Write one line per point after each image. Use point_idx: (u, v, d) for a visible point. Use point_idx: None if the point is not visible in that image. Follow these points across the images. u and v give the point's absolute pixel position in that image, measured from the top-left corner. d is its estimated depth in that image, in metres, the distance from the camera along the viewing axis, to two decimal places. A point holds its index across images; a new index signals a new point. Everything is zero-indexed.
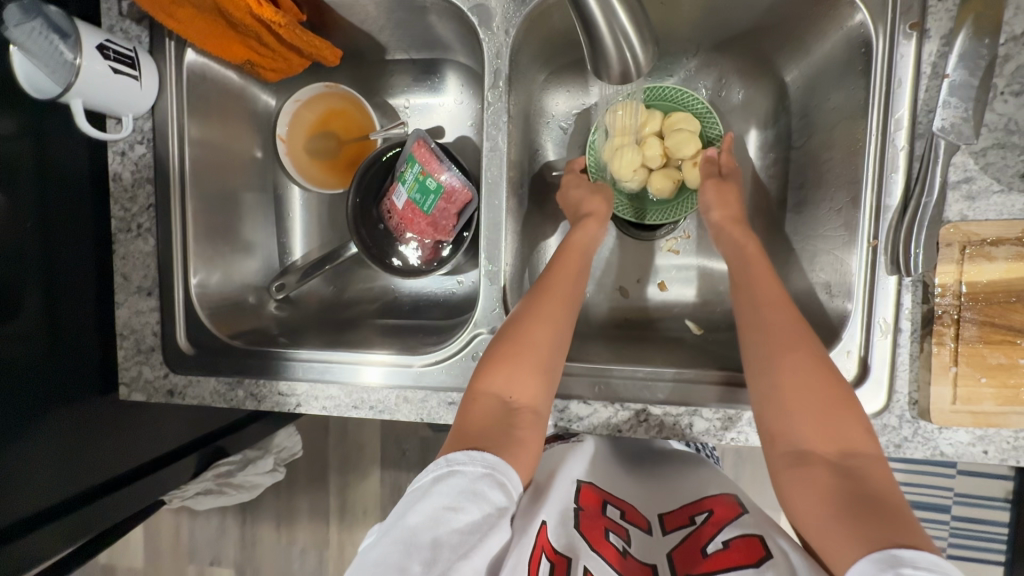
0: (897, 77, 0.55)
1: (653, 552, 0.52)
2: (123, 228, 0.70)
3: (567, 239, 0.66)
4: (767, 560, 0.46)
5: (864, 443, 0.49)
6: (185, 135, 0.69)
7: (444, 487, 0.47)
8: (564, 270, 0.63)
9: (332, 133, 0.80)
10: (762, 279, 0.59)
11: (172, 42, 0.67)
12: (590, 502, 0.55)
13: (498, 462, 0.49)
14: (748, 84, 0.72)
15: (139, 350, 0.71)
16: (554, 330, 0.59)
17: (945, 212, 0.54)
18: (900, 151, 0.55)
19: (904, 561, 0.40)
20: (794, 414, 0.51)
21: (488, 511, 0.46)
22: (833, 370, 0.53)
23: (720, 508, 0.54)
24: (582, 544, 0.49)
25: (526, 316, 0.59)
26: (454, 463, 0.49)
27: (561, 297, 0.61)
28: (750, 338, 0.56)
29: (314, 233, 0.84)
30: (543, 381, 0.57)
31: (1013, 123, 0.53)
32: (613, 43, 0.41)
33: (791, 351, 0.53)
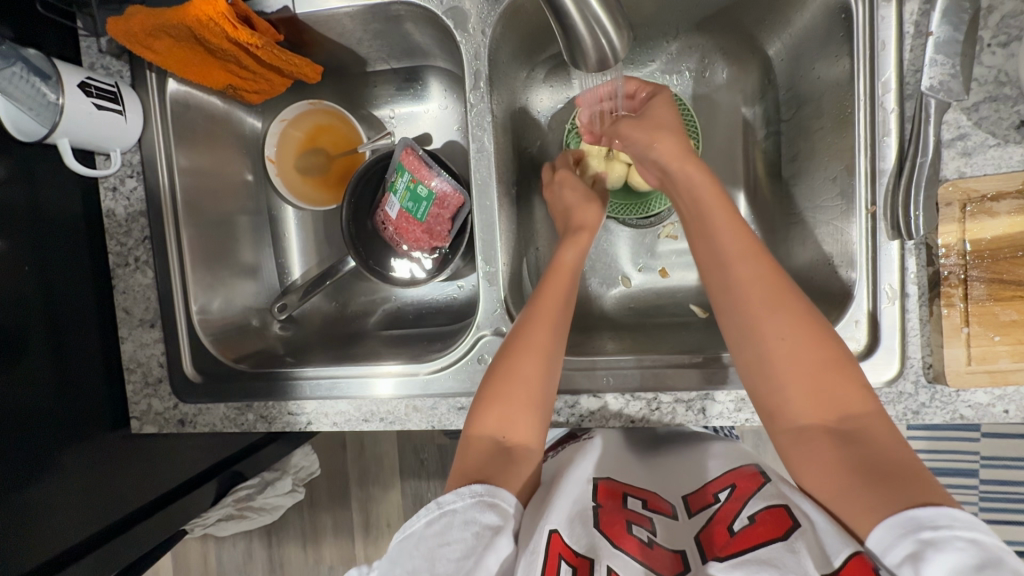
0: (881, 39, 0.54)
1: (681, 537, 0.51)
2: (121, 262, 0.71)
3: (557, 259, 0.63)
4: (795, 529, 0.45)
5: (859, 401, 0.48)
6: (174, 164, 0.69)
7: (436, 527, 0.48)
8: (553, 287, 0.61)
9: (321, 149, 0.80)
10: (743, 232, 0.54)
11: (154, 75, 0.67)
12: (609, 498, 0.55)
13: (484, 487, 0.51)
14: (731, 62, 0.72)
15: (147, 383, 0.72)
16: (540, 350, 0.57)
17: (942, 171, 0.53)
18: (890, 114, 0.55)
19: (924, 523, 0.40)
20: (784, 389, 0.50)
21: (480, 531, 0.48)
22: (817, 325, 0.51)
23: (742, 481, 0.53)
24: (603, 541, 0.48)
25: (514, 352, 0.57)
26: (445, 504, 0.50)
27: (552, 321, 0.59)
28: (725, 308, 0.54)
29: (312, 250, 0.84)
30: (536, 420, 0.56)
31: (1003, 75, 0.52)
32: (586, 30, 0.40)
33: (773, 316, 0.51)
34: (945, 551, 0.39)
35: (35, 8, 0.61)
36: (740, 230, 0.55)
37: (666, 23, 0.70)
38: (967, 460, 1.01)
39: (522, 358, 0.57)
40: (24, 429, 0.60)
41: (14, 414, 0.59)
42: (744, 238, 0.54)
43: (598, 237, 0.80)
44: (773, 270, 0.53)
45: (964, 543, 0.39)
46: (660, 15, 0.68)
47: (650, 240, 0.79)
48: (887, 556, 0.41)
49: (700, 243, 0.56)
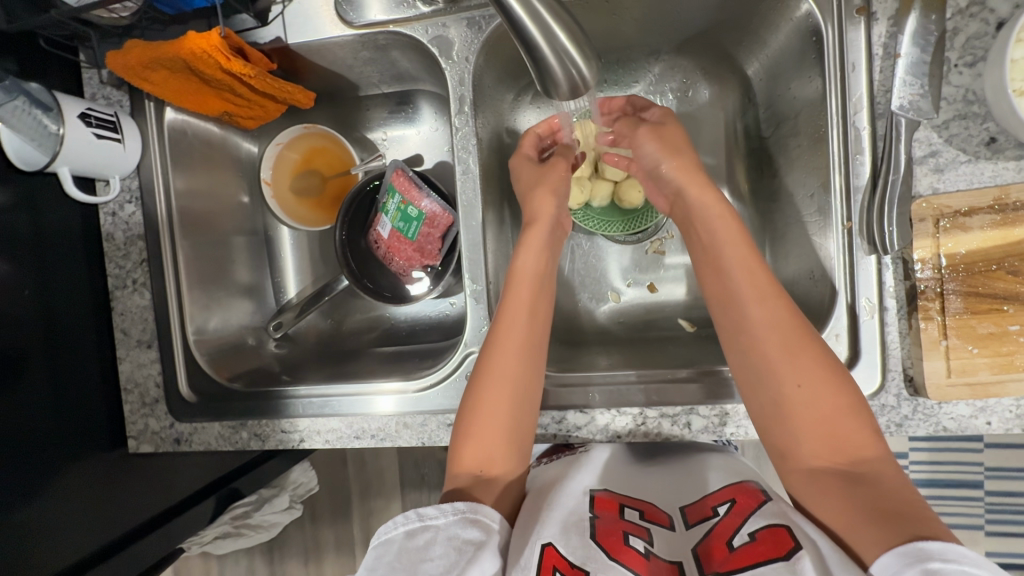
0: (850, 61, 0.56)
1: (678, 548, 0.51)
2: (120, 285, 0.73)
3: (515, 265, 0.63)
4: (796, 551, 0.45)
5: (870, 445, 0.49)
6: (171, 189, 0.71)
7: (419, 540, 0.49)
8: (516, 301, 0.61)
9: (316, 171, 0.82)
10: (753, 268, 0.55)
11: (153, 104, 0.70)
12: (607, 508, 0.55)
13: (466, 505, 0.52)
14: (712, 81, 0.73)
15: (144, 403, 0.73)
16: (514, 379, 0.58)
17: (916, 188, 0.54)
18: (863, 132, 0.56)
19: (933, 555, 0.40)
20: (794, 432, 0.51)
21: (462, 546, 0.49)
22: (834, 371, 0.51)
23: (742, 496, 0.54)
24: (599, 554, 0.49)
25: (479, 384, 0.59)
26: (427, 518, 0.51)
27: (517, 345, 0.59)
28: (737, 351, 0.55)
29: (307, 269, 0.86)
30: (515, 454, 0.58)
31: (971, 93, 0.54)
32: (555, 60, 0.42)
33: (788, 361, 0.51)
34: None
35: (38, 43, 0.64)
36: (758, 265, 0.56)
37: (647, 45, 0.71)
38: (971, 472, 1.00)
39: (508, 393, 0.58)
40: (20, 450, 0.61)
41: (10, 436, 0.61)
42: (759, 278, 0.55)
43: (587, 253, 0.81)
44: (789, 308, 0.54)
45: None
46: (641, 37, 0.70)
47: (637, 255, 0.81)
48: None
49: (712, 279, 0.58)
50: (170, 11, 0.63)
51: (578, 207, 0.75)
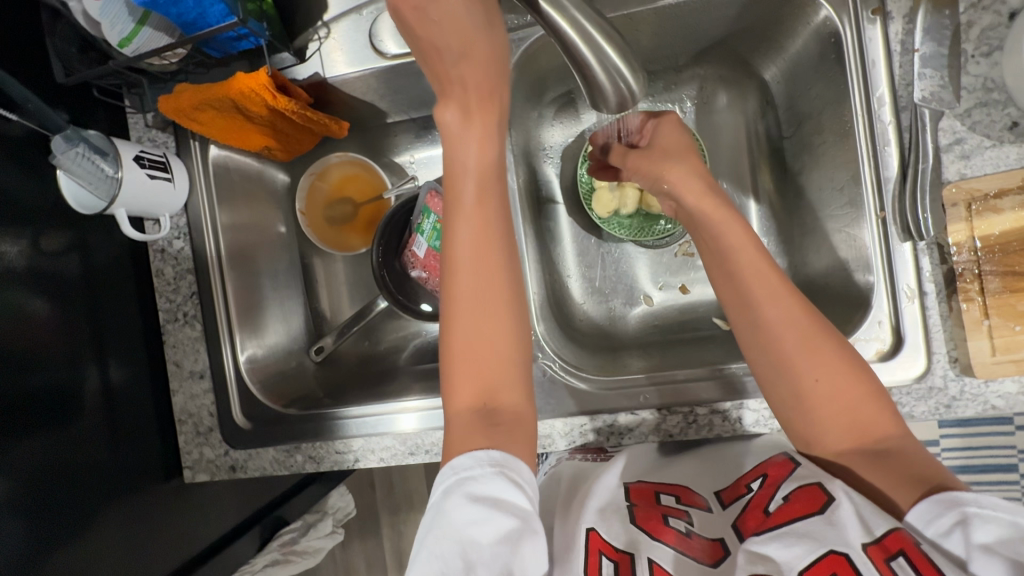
0: (870, 59, 0.59)
1: (717, 526, 0.51)
2: (171, 318, 0.75)
3: (455, 160, 0.54)
4: (830, 503, 0.44)
5: (888, 424, 0.49)
6: (217, 224, 0.74)
7: (454, 498, 0.44)
8: (478, 208, 0.53)
9: (348, 198, 0.85)
10: (759, 266, 0.54)
11: (197, 143, 0.73)
12: (642, 497, 0.54)
13: (503, 457, 0.46)
14: (730, 88, 0.76)
15: (198, 433, 0.74)
16: (489, 288, 0.53)
17: (944, 174, 0.56)
18: (888, 125, 0.59)
19: (966, 501, 0.42)
20: (818, 423, 0.50)
21: (510, 511, 0.43)
22: (853, 364, 0.50)
23: (773, 468, 0.51)
24: (642, 536, 0.49)
25: (454, 307, 0.53)
26: (462, 470, 0.46)
27: (486, 247, 0.53)
28: (755, 350, 0.53)
29: (343, 292, 0.88)
30: (516, 372, 0.53)
31: (990, 81, 0.56)
32: (606, 78, 0.45)
33: (808, 356, 0.51)
34: (989, 523, 0.41)
35: (91, 93, 0.67)
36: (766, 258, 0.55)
37: (667, 57, 0.74)
38: (1005, 455, 1.01)
39: (480, 298, 0.53)
40: (80, 482, 0.63)
41: (72, 469, 0.62)
42: (769, 276, 0.53)
43: (617, 261, 0.83)
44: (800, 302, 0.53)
45: (1008, 520, 0.41)
46: (661, 50, 0.73)
47: (667, 259, 0.82)
48: (930, 527, 0.43)
49: (723, 281, 0.56)
50: (216, 54, 0.65)
51: (606, 217, 0.79)
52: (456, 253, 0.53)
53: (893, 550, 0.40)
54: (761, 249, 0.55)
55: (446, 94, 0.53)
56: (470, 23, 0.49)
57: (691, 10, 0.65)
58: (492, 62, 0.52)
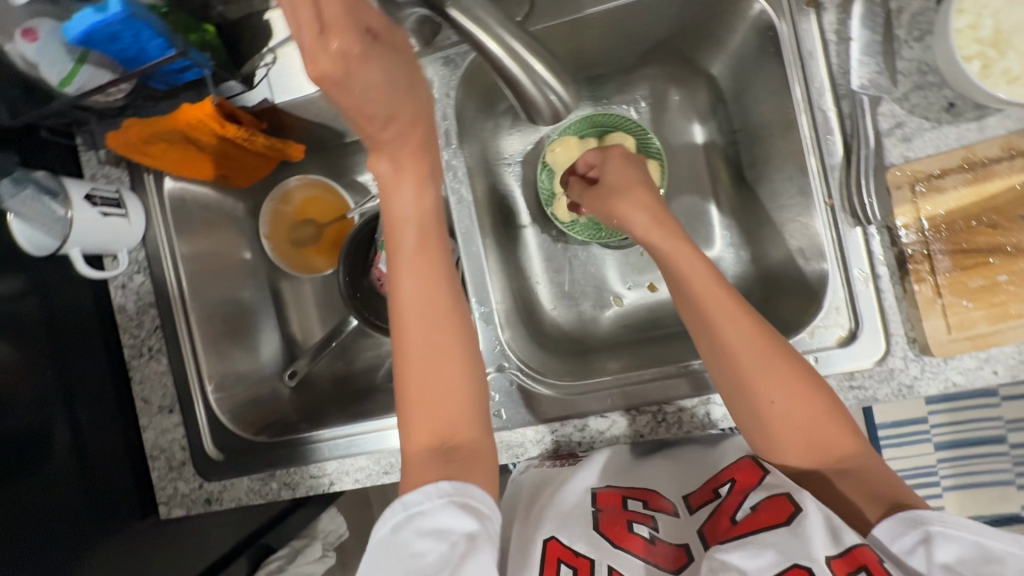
0: (807, 50, 0.60)
1: (685, 532, 0.52)
2: (136, 353, 0.74)
3: (395, 213, 0.56)
4: (796, 514, 0.44)
5: (848, 442, 0.51)
6: (177, 256, 0.73)
7: (404, 535, 0.46)
8: (422, 257, 0.55)
9: (312, 220, 0.85)
10: (715, 289, 0.55)
11: (152, 176, 0.72)
12: (609, 502, 0.55)
13: (453, 487, 0.48)
14: (681, 86, 0.77)
15: (171, 467, 0.73)
16: (439, 331, 0.54)
17: (887, 158, 0.57)
18: (829, 114, 0.60)
19: (930, 520, 0.44)
20: (780, 445, 0.51)
21: (456, 540, 0.45)
22: (811, 384, 0.51)
23: (742, 474, 0.53)
24: (604, 543, 0.50)
25: (403, 353, 0.54)
26: (411, 505, 0.47)
27: (433, 292, 0.54)
28: (719, 373, 0.54)
29: (314, 314, 0.88)
30: (474, 409, 0.53)
31: (924, 64, 0.57)
32: (536, 91, 0.46)
33: (768, 378, 0.51)
34: (950, 543, 0.43)
35: (41, 134, 0.67)
36: (718, 280, 0.57)
37: (616, 61, 0.75)
38: None
39: (429, 337, 0.53)
40: (49, 527, 0.62)
41: (41, 515, 0.61)
42: (725, 299, 0.55)
43: (585, 263, 0.83)
44: (756, 324, 0.54)
45: (969, 540, 0.43)
46: (608, 55, 0.74)
47: (635, 259, 0.83)
48: (895, 544, 0.45)
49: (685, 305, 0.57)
50: (161, 87, 0.65)
51: (568, 221, 0.80)
52: (400, 296, 0.54)
53: (856, 565, 0.40)
54: (712, 266, 0.57)
55: (378, 147, 0.54)
56: (393, 77, 0.49)
57: (633, 13, 0.66)
58: (418, 118, 0.54)
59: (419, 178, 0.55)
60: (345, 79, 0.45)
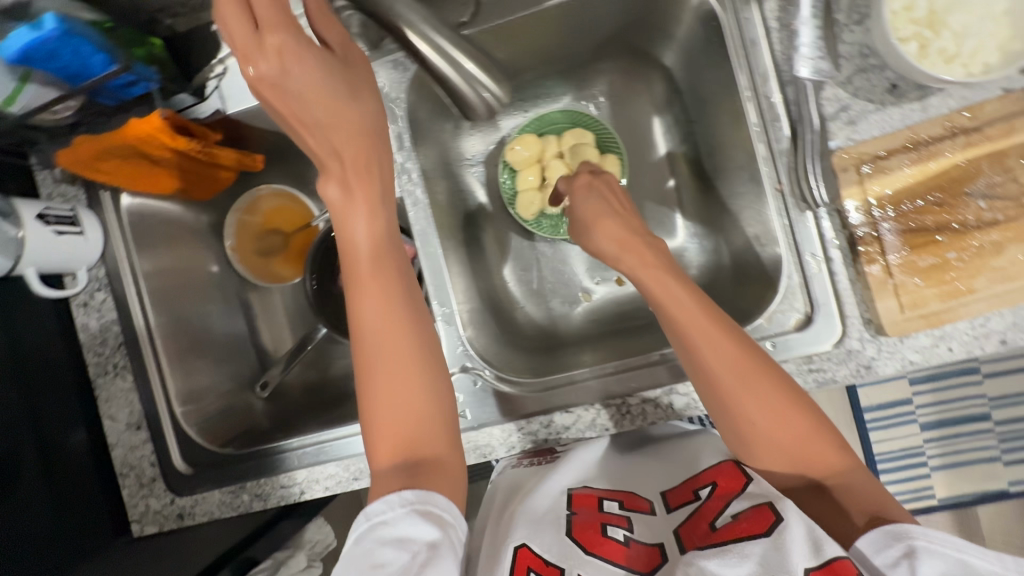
0: (751, 38, 0.60)
1: (660, 531, 0.52)
2: (102, 371, 0.73)
3: (350, 240, 0.53)
4: (777, 524, 0.44)
5: (834, 454, 0.50)
6: (138, 272, 0.73)
7: (364, 544, 0.45)
8: (378, 285, 0.53)
9: (279, 229, 0.85)
10: (689, 305, 0.53)
11: (108, 193, 0.72)
12: (585, 504, 0.55)
13: (416, 495, 0.47)
14: (637, 79, 0.78)
15: (142, 484, 0.72)
16: (402, 361, 0.52)
17: (833, 142, 0.58)
18: (775, 101, 0.60)
19: (916, 535, 0.43)
20: (766, 459, 0.51)
21: (417, 549, 0.45)
22: (795, 398, 0.50)
23: (725, 479, 0.53)
24: (575, 549, 0.49)
25: (367, 386, 0.52)
26: (373, 515, 0.47)
27: (394, 321, 0.52)
28: (702, 393, 0.53)
29: (284, 324, 0.87)
30: (442, 429, 0.52)
31: (864, 47, 0.58)
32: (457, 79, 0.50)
33: (752, 397, 0.50)
34: (934, 559, 0.42)
35: None
36: (694, 292, 0.54)
37: (570, 58, 0.76)
38: None
39: (393, 368, 0.51)
40: (15, 549, 0.61)
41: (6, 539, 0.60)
42: (701, 315, 0.52)
43: (552, 260, 0.83)
44: (738, 340, 0.51)
45: (954, 557, 0.42)
46: (560, 51, 0.74)
47: None
48: (878, 557, 0.44)
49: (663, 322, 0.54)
50: (111, 103, 0.65)
51: (532, 218, 0.80)
52: (365, 328, 0.52)
53: None
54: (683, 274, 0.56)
55: (326, 171, 0.52)
56: (332, 91, 0.49)
57: (580, 9, 0.67)
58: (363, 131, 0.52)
59: (371, 203, 0.53)
60: (282, 79, 0.47)
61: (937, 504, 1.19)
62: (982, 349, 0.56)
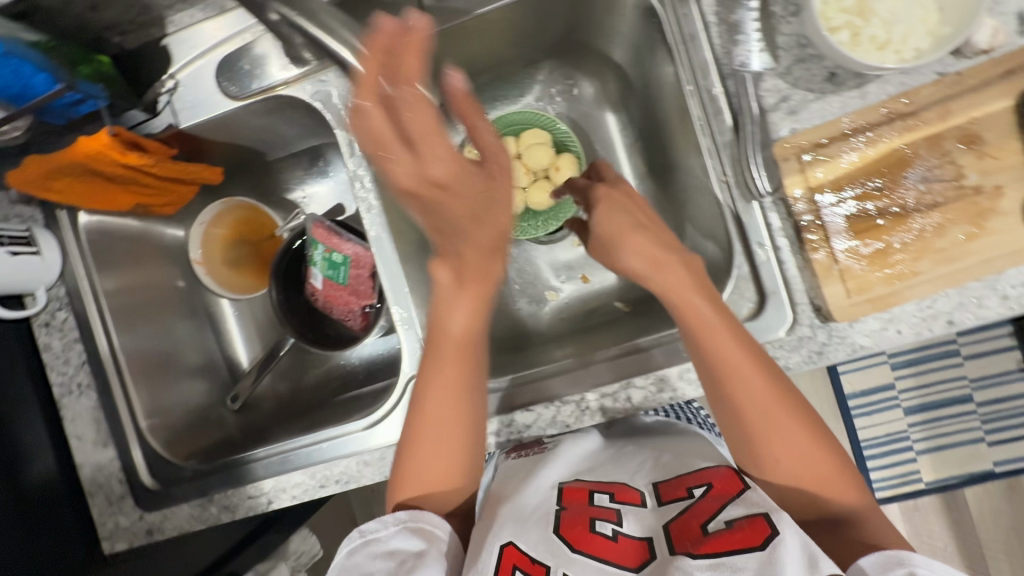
0: (691, 33, 0.61)
1: (649, 525, 0.50)
2: (65, 391, 0.73)
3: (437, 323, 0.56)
4: (773, 538, 0.44)
5: (855, 494, 0.51)
6: (97, 290, 0.73)
7: (359, 557, 0.51)
8: (443, 361, 0.56)
9: (245, 241, 0.86)
10: (722, 338, 0.52)
11: (65, 213, 0.73)
12: (575, 498, 0.54)
13: (407, 514, 0.54)
14: (592, 78, 0.79)
15: (111, 502, 0.71)
16: (445, 419, 0.56)
17: (775, 132, 0.58)
18: (717, 93, 0.61)
19: (918, 564, 0.44)
20: (782, 493, 0.52)
21: (404, 559, 0.50)
22: (818, 439, 0.51)
23: (721, 481, 0.52)
24: (562, 547, 0.49)
25: (412, 438, 0.56)
26: (368, 532, 0.53)
27: (450, 387, 0.55)
28: (731, 426, 0.53)
29: (255, 335, 0.88)
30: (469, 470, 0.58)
31: (802, 37, 0.58)
32: None
33: (783, 434, 0.51)
34: None
35: None
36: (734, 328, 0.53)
37: (521, 59, 0.77)
38: None
39: (439, 425, 0.55)
40: None
41: None
42: (735, 350, 0.52)
43: (517, 260, 0.84)
44: (767, 376, 0.52)
45: None
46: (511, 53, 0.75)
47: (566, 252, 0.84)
48: None
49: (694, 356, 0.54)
50: (61, 122, 0.65)
51: None
52: (421, 389, 0.56)
53: None
54: (710, 293, 0.54)
55: (443, 256, 0.54)
56: (476, 189, 0.49)
57: (526, 11, 0.67)
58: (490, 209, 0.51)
59: (477, 300, 0.55)
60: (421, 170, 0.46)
61: (925, 488, 1.18)
62: (931, 331, 0.56)
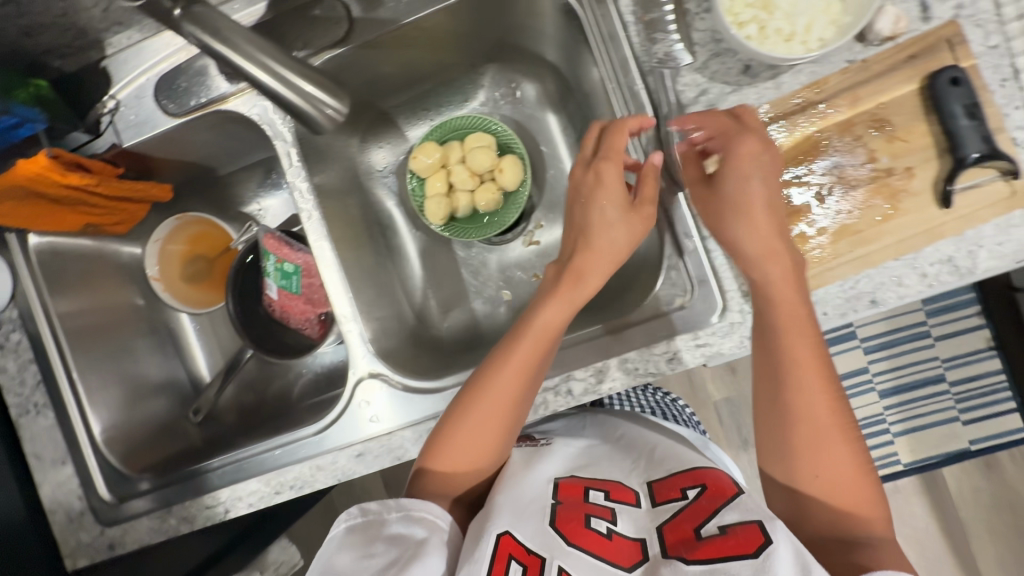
0: (611, 33, 0.63)
1: (643, 525, 0.52)
2: (23, 411, 0.74)
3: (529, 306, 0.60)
4: (766, 546, 0.43)
5: (876, 518, 0.50)
6: (51, 311, 0.74)
7: (358, 535, 0.52)
8: (519, 347, 0.58)
9: (201, 256, 0.87)
10: (797, 321, 0.53)
11: (14, 235, 0.74)
12: (572, 494, 0.56)
13: (411, 502, 0.54)
14: (531, 80, 0.81)
15: (71, 519, 0.72)
16: (499, 411, 0.58)
17: (695, 125, 0.60)
18: (640, 90, 0.62)
19: None
20: (803, 489, 0.52)
21: (406, 545, 0.51)
22: (859, 455, 0.51)
23: (715, 484, 0.53)
24: (557, 540, 0.50)
25: (457, 415, 0.58)
26: (369, 511, 0.54)
27: (511, 381, 0.58)
28: (774, 411, 0.54)
29: (217, 348, 0.89)
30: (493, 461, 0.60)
31: (716, 32, 0.60)
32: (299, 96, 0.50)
33: (829, 432, 0.51)
34: None
35: None
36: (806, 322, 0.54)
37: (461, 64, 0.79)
38: None
39: (489, 413, 0.58)
40: None
41: None
42: (809, 338, 0.53)
43: (470, 262, 0.85)
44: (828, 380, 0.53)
45: None
46: (449, 58, 0.77)
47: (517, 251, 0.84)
48: None
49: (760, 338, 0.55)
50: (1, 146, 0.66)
51: (441, 223, 0.80)
52: (485, 372, 0.59)
53: None
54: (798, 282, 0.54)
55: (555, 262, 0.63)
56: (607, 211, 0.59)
57: (456, 18, 0.69)
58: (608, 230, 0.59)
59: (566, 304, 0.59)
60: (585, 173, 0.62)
61: (903, 470, 1.18)
62: (856, 313, 0.57)
